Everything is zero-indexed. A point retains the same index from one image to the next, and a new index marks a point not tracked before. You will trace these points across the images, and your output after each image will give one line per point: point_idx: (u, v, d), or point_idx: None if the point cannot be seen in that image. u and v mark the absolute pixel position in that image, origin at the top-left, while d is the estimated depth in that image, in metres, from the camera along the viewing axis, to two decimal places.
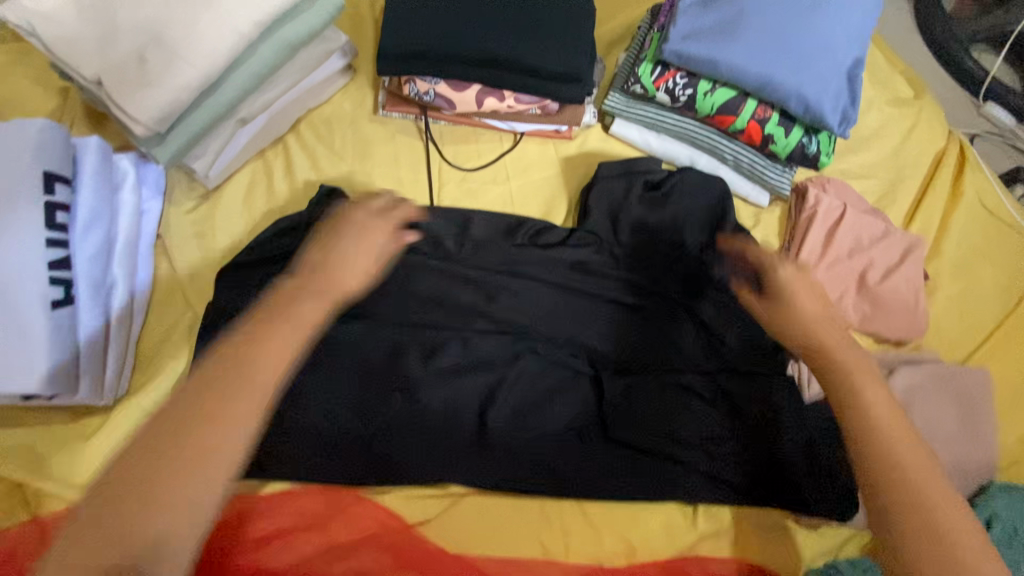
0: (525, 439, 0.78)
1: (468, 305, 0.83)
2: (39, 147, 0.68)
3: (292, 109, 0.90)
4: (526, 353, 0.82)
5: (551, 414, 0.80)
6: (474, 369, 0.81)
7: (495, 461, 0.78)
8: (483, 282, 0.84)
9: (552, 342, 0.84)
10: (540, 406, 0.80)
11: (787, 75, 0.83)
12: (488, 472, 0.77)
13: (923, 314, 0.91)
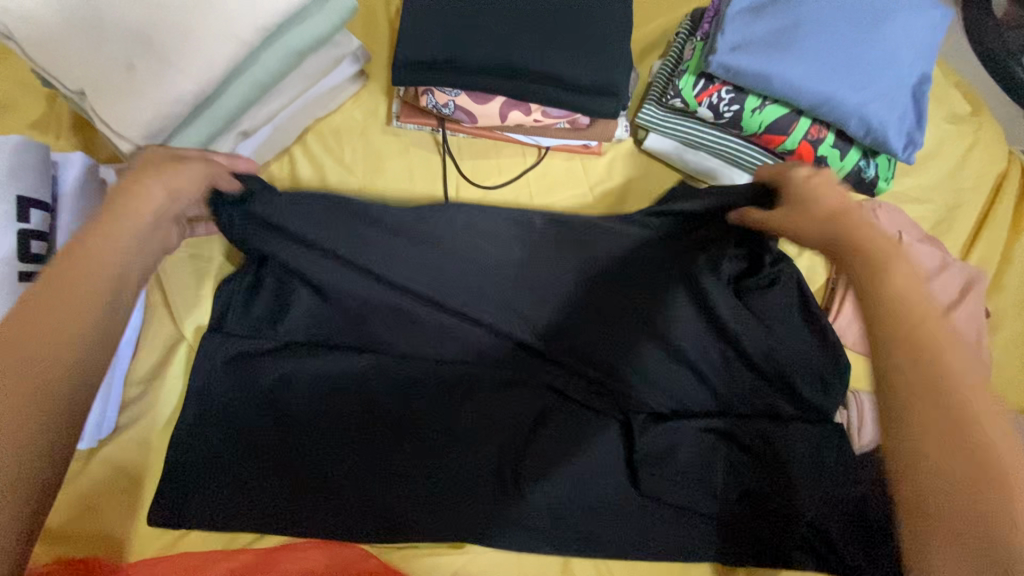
0: (545, 492, 0.71)
1: (487, 339, 0.77)
2: (13, 165, 0.60)
3: (299, 118, 0.83)
4: (548, 395, 0.77)
5: (577, 464, 0.73)
6: (493, 411, 0.75)
7: (513, 515, 0.70)
8: (502, 315, 0.77)
9: (576, 382, 0.77)
10: (562, 453, 0.73)
11: (848, 92, 0.74)
12: (507, 530, 0.70)
13: (986, 357, 0.83)
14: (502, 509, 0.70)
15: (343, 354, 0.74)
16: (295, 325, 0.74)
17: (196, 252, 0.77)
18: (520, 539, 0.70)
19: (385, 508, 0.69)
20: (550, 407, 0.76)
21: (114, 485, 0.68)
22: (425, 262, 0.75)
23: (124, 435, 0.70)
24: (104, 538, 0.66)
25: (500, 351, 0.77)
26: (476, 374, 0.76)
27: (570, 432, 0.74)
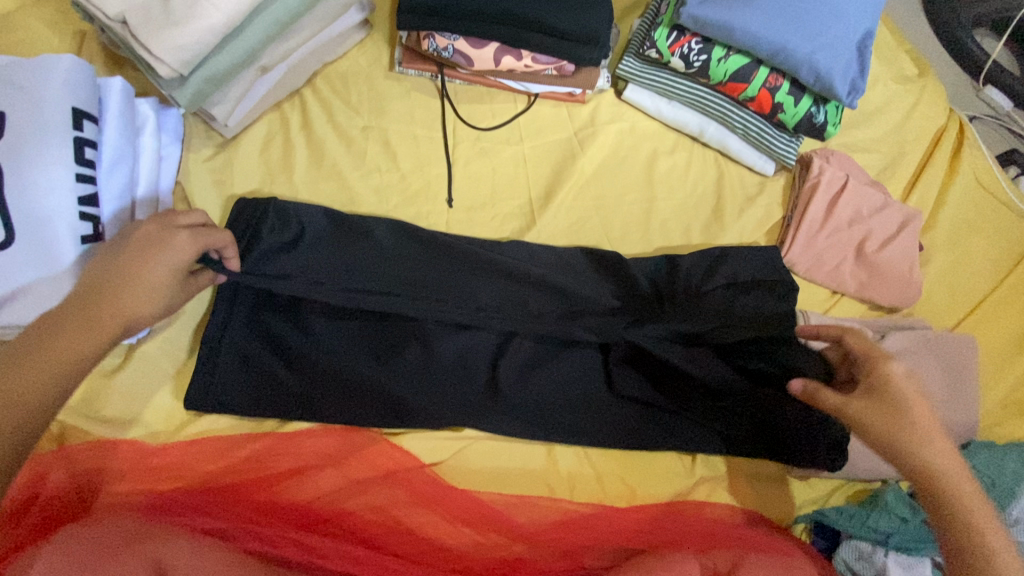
0: (530, 388, 0.82)
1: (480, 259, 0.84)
2: (69, 83, 0.69)
3: (310, 61, 0.91)
4: (540, 303, 0.84)
5: (557, 367, 0.84)
6: (490, 313, 0.81)
7: (500, 408, 0.80)
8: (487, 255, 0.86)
9: (566, 292, 0.84)
10: (545, 357, 0.84)
11: (800, 43, 0.85)
12: (497, 419, 0.80)
13: (918, 283, 0.95)
14: (492, 401, 0.80)
15: (350, 265, 0.81)
16: (304, 241, 0.81)
17: (218, 178, 0.85)
18: (506, 426, 0.80)
19: (389, 400, 0.79)
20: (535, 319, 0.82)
21: (149, 380, 0.77)
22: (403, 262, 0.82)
23: (155, 338, 0.78)
24: (143, 423, 0.75)
25: (492, 267, 0.84)
26: (470, 287, 0.82)
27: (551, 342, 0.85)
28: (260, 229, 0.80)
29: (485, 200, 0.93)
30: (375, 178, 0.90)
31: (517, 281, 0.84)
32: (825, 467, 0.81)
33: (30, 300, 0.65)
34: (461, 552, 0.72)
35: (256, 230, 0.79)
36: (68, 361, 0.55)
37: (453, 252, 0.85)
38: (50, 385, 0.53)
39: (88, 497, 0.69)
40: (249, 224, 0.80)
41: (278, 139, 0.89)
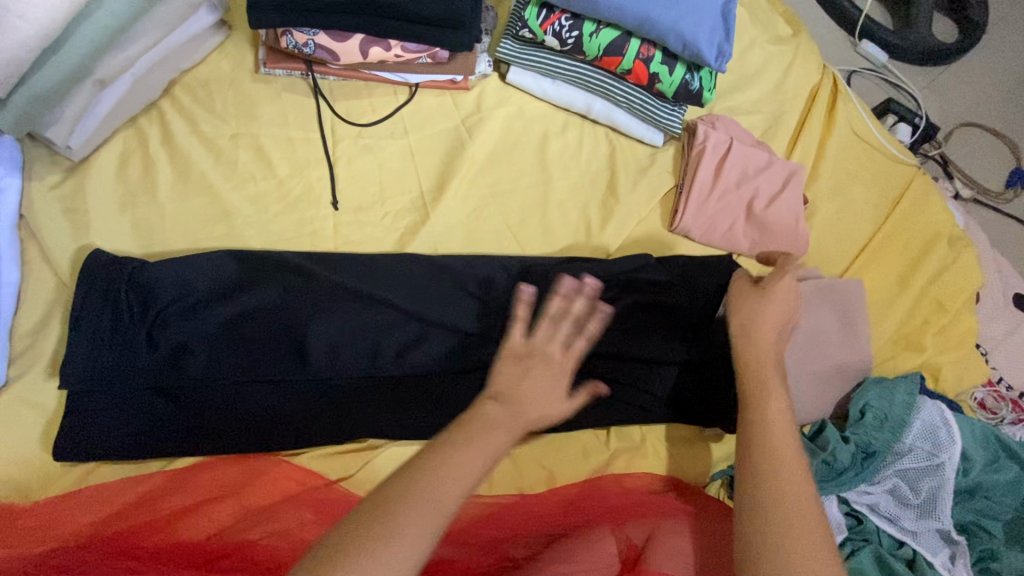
0: (438, 386, 0.79)
1: (375, 265, 0.83)
2: None
3: (163, 71, 0.84)
4: (438, 307, 0.81)
5: (462, 375, 0.80)
6: (385, 326, 0.79)
7: (413, 412, 0.78)
8: (375, 263, 0.83)
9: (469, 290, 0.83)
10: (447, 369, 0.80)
11: (663, 11, 0.86)
12: (406, 424, 0.78)
13: (804, 235, 0.99)
14: (402, 407, 0.78)
15: (231, 292, 0.77)
16: (175, 270, 0.76)
17: (69, 208, 0.78)
18: (419, 429, 0.78)
19: (292, 417, 0.75)
20: (435, 328, 0.80)
21: (7, 435, 0.70)
22: (284, 284, 0.78)
23: (12, 387, 0.71)
24: (13, 480, 0.69)
25: (390, 268, 0.83)
26: (362, 295, 0.79)
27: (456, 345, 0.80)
28: (126, 270, 0.74)
29: (374, 199, 0.89)
30: (251, 188, 0.85)
31: (413, 284, 0.82)
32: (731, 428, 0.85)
33: None
34: None
35: (120, 270, 0.74)
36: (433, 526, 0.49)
37: (343, 268, 0.81)
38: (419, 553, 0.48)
39: None
40: (114, 261, 0.75)
41: (136, 156, 0.83)
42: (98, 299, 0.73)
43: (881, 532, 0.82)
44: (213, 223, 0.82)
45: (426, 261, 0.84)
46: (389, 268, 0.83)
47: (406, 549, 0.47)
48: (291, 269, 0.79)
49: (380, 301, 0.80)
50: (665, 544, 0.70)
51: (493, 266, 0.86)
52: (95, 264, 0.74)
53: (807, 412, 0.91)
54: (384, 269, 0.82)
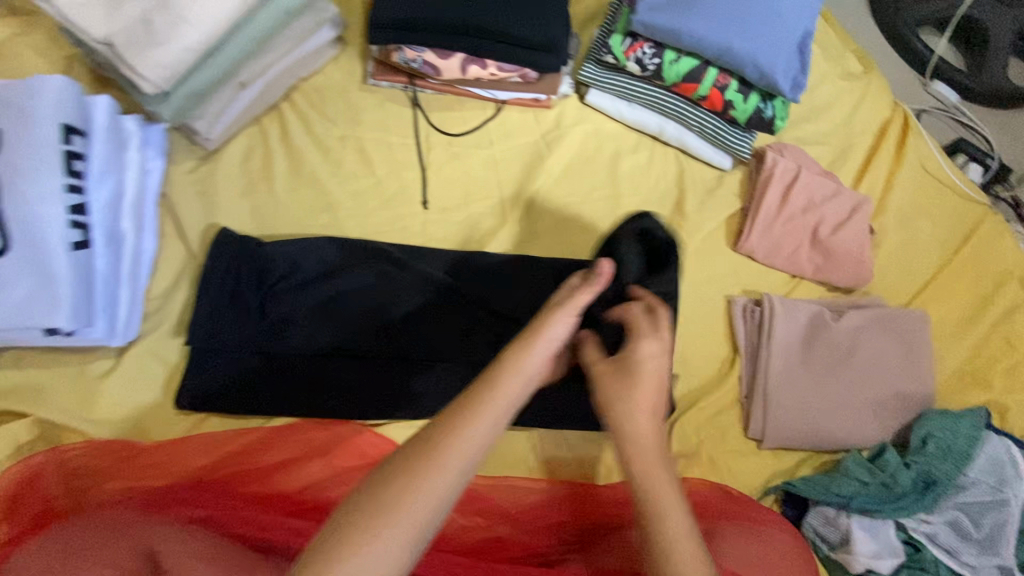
0: None
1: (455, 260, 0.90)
2: (58, 99, 0.69)
3: (286, 77, 0.95)
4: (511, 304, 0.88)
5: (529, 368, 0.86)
6: (462, 317, 0.86)
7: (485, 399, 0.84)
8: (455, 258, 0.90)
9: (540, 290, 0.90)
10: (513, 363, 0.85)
11: (744, 43, 0.92)
12: None
13: (869, 263, 1.01)
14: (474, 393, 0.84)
15: (330, 274, 0.86)
16: (287, 251, 0.86)
17: (202, 190, 0.89)
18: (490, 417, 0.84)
19: (378, 392, 0.83)
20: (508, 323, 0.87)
21: (136, 380, 0.80)
22: (378, 271, 0.87)
23: (142, 341, 0.81)
24: (136, 422, 0.78)
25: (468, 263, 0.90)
26: (446, 287, 0.87)
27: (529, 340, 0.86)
28: (245, 246, 0.85)
29: (459, 202, 0.98)
30: (352, 185, 0.95)
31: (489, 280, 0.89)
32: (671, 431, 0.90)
33: (25, 311, 0.66)
34: (448, 534, 0.74)
35: (241, 246, 0.84)
36: (443, 510, 0.49)
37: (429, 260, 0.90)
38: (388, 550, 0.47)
39: (78, 498, 0.71)
40: (238, 239, 0.85)
41: (258, 150, 0.94)
42: (222, 272, 0.83)
43: (939, 563, 0.81)
44: (319, 213, 0.92)
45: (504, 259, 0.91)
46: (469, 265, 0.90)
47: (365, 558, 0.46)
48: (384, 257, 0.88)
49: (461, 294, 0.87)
50: (726, 543, 0.70)
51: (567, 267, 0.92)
52: (224, 239, 0.84)
53: (866, 437, 0.91)
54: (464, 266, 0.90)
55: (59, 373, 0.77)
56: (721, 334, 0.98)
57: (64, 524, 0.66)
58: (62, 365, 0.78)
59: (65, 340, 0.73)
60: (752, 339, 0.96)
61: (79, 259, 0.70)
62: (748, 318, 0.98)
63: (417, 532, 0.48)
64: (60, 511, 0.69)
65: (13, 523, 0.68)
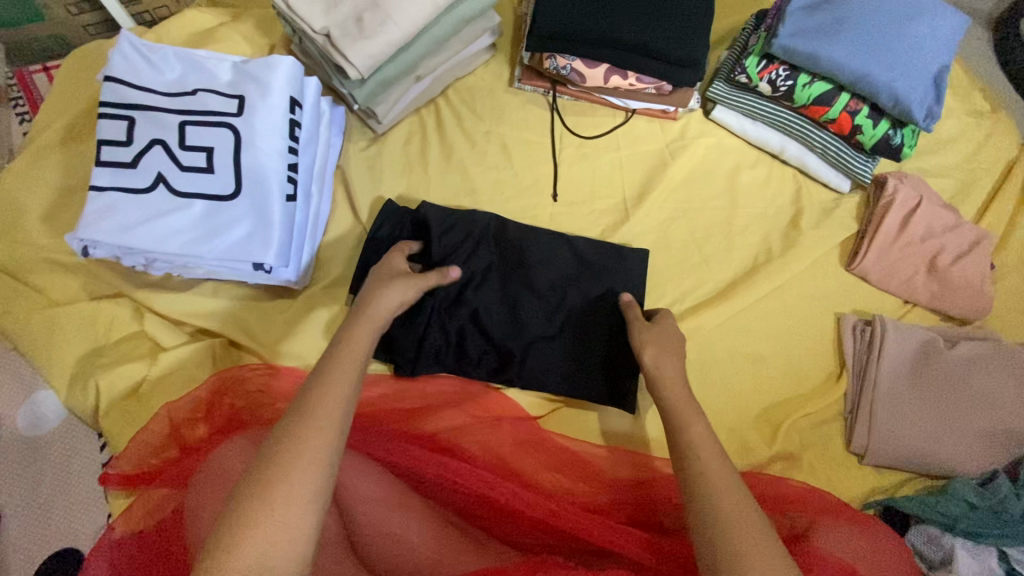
0: (583, 354, 0.93)
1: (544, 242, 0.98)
2: (292, 76, 0.83)
3: (447, 76, 1.08)
4: (587, 288, 0.95)
5: (596, 344, 0.93)
6: (549, 293, 0.94)
7: (588, 380, 0.92)
8: (545, 241, 0.98)
9: (607, 279, 0.96)
10: (581, 342, 0.93)
11: (882, 71, 0.96)
12: (555, 379, 0.92)
13: (989, 296, 1.01)
14: (577, 373, 0.92)
15: (494, 252, 0.96)
16: (480, 228, 0.97)
17: (371, 165, 1.02)
18: (586, 395, 0.92)
19: (492, 357, 0.93)
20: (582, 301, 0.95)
21: (304, 320, 0.92)
22: (487, 246, 0.96)
23: (313, 287, 0.94)
24: (302, 355, 0.90)
25: (557, 245, 0.98)
26: (573, 280, 0.96)
27: (612, 325, 0.93)
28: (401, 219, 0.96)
29: (586, 197, 1.06)
30: (493, 173, 1.06)
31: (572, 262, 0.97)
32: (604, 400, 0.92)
33: (247, 246, 0.79)
34: (559, 491, 0.83)
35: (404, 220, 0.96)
36: (318, 467, 0.55)
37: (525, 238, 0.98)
38: (302, 495, 0.53)
39: (256, 410, 0.81)
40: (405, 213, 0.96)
41: (417, 136, 1.06)
42: (435, 236, 0.94)
43: None
44: (465, 195, 1.03)
45: (585, 246, 0.99)
46: (555, 245, 0.98)
47: (283, 511, 0.52)
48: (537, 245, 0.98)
49: (559, 280, 0.96)
50: (829, 534, 0.73)
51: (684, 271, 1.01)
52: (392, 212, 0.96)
53: (975, 467, 0.91)
54: (552, 248, 0.98)
55: (245, 305, 0.91)
56: (829, 348, 1.01)
57: (249, 431, 0.76)
58: (248, 299, 0.91)
59: (259, 278, 0.86)
60: (861, 357, 0.98)
61: (290, 210, 0.82)
62: (858, 336, 1.00)
63: (327, 463, 0.55)
64: (238, 416, 0.80)
65: (203, 423, 0.78)
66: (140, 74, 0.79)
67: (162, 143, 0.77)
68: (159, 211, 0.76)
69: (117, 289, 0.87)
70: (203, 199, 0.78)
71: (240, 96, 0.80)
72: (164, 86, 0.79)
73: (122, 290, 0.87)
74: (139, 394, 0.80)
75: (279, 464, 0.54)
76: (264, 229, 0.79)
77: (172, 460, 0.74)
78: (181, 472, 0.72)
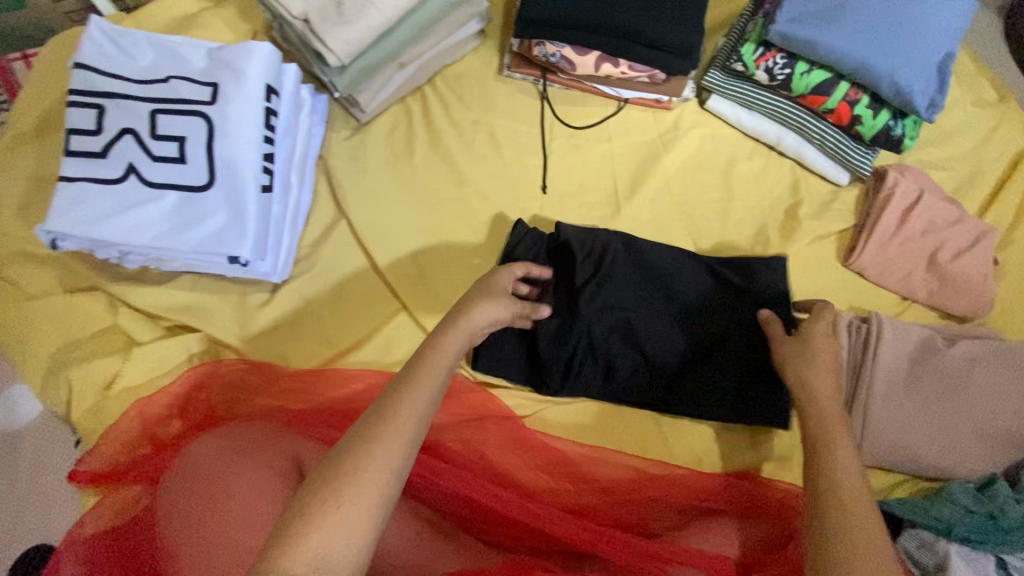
0: (671, 372, 0.90)
1: (635, 254, 0.93)
2: (267, 63, 0.80)
3: (433, 63, 1.05)
4: (667, 300, 0.91)
5: (670, 358, 0.90)
6: (628, 311, 0.90)
7: (666, 397, 0.90)
8: (625, 248, 0.93)
9: (690, 294, 0.91)
10: (659, 358, 0.90)
11: (883, 59, 0.92)
12: (637, 395, 0.90)
13: (989, 293, 0.98)
14: (663, 390, 0.90)
15: (647, 271, 0.92)
16: (563, 241, 0.93)
17: (353, 155, 1.00)
18: (675, 408, 0.89)
19: (577, 376, 0.89)
20: (669, 318, 0.91)
21: (283, 315, 0.90)
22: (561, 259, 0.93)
23: (293, 281, 0.92)
24: (281, 351, 0.88)
25: (635, 253, 0.93)
26: (661, 297, 0.91)
27: (696, 344, 0.90)
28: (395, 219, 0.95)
29: (576, 189, 1.04)
30: (481, 164, 1.03)
31: (650, 278, 0.92)
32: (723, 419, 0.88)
33: (221, 239, 0.76)
34: (543, 492, 0.81)
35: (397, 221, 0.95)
36: (386, 477, 0.51)
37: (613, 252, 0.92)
38: (367, 507, 0.49)
39: (233, 406, 0.80)
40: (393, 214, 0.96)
41: (402, 125, 1.04)
42: (579, 256, 0.91)
43: None
44: (452, 186, 1.00)
45: (672, 257, 0.93)
46: (638, 255, 0.93)
47: (347, 524, 0.48)
48: (664, 259, 0.94)
49: (656, 297, 0.91)
50: None
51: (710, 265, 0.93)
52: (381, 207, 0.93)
53: (970, 469, 0.89)
54: (634, 258, 0.93)
55: (222, 300, 0.89)
56: (823, 346, 0.98)
57: (223, 428, 0.74)
58: (225, 294, 0.89)
59: (237, 271, 0.84)
60: (857, 355, 0.94)
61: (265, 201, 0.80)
62: (854, 333, 0.95)
63: (394, 476, 0.51)
64: (213, 413, 0.78)
65: (177, 420, 0.77)
66: (110, 61, 0.77)
67: (133, 132, 0.74)
68: (130, 203, 0.74)
69: (92, 283, 0.85)
70: (175, 190, 0.75)
71: (213, 83, 0.77)
72: (134, 73, 0.77)
73: (97, 284, 0.85)
74: (112, 390, 0.78)
75: (354, 472, 0.50)
76: (239, 222, 0.77)
77: (144, 457, 0.72)
78: (151, 469, 0.71)
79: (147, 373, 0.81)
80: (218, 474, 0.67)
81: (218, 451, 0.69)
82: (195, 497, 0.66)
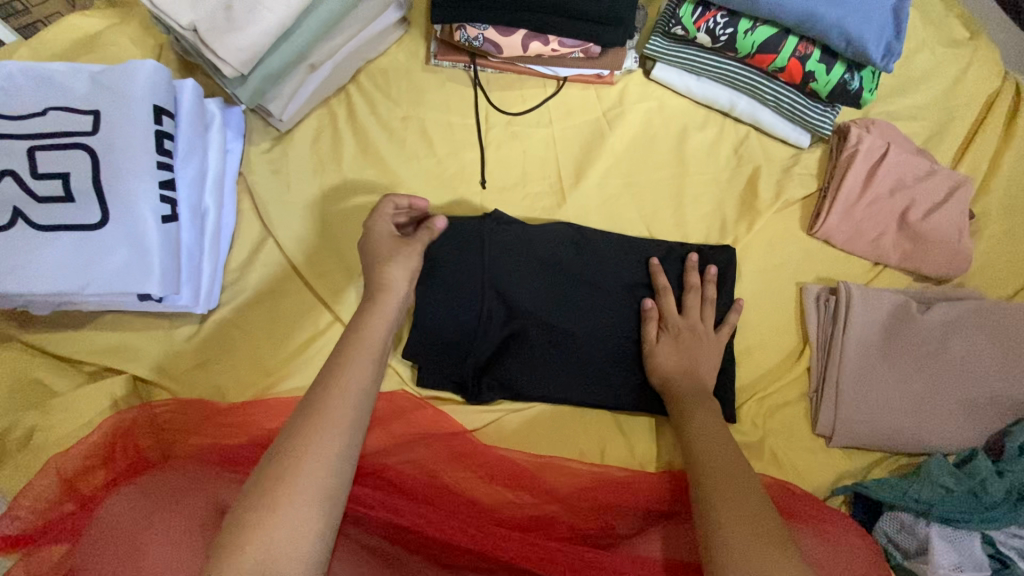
0: (602, 362, 0.85)
1: (560, 240, 0.88)
2: (152, 84, 0.75)
3: (355, 60, 0.98)
4: (599, 289, 0.87)
5: (606, 348, 0.85)
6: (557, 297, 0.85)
7: (601, 389, 0.85)
8: (551, 235, 0.89)
9: (619, 279, 0.88)
10: (591, 348, 0.85)
11: (828, 8, 0.84)
12: (570, 389, 0.85)
13: (967, 249, 0.91)
14: (594, 382, 0.85)
15: (575, 261, 0.87)
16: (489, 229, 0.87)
17: (276, 169, 0.94)
18: (608, 400, 0.85)
19: (506, 372, 0.85)
20: (595, 305, 0.86)
21: (213, 346, 0.86)
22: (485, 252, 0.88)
23: (221, 309, 0.88)
24: (215, 384, 0.84)
25: (563, 241, 0.89)
26: (592, 285, 0.86)
27: (629, 330, 0.85)
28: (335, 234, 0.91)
29: (517, 181, 0.97)
30: (413, 164, 0.96)
31: (580, 262, 0.87)
32: (659, 410, 0.85)
33: (123, 276, 0.72)
34: (497, 507, 0.77)
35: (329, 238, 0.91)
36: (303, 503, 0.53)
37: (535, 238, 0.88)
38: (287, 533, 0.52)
39: (167, 449, 0.76)
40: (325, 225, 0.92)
41: (327, 130, 0.97)
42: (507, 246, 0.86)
43: None
44: (384, 190, 0.94)
45: (596, 245, 0.89)
46: (565, 242, 0.88)
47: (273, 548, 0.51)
48: (598, 251, 0.89)
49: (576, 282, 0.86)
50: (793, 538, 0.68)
51: (662, 250, 0.90)
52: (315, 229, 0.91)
53: (949, 440, 0.84)
54: (562, 247, 0.88)
55: (150, 336, 0.85)
56: (791, 322, 0.92)
57: (149, 475, 0.71)
58: (150, 329, 0.85)
59: (158, 305, 0.80)
60: (825, 330, 0.90)
61: (170, 230, 0.75)
62: (822, 307, 0.91)
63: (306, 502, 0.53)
64: (144, 458, 0.75)
65: (105, 470, 0.74)
66: None
67: (13, 174, 0.70)
68: (18, 249, 0.69)
69: (10, 333, 0.82)
70: (68, 231, 0.71)
71: (96, 112, 0.73)
72: (10, 109, 0.72)
73: (18, 334, 0.82)
74: (31, 446, 0.76)
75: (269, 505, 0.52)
76: (140, 255, 0.72)
77: (70, 512, 0.69)
78: (73, 525, 0.67)
79: (71, 423, 0.78)
80: (128, 524, 0.64)
81: (132, 495, 0.67)
82: (107, 549, 0.63)
